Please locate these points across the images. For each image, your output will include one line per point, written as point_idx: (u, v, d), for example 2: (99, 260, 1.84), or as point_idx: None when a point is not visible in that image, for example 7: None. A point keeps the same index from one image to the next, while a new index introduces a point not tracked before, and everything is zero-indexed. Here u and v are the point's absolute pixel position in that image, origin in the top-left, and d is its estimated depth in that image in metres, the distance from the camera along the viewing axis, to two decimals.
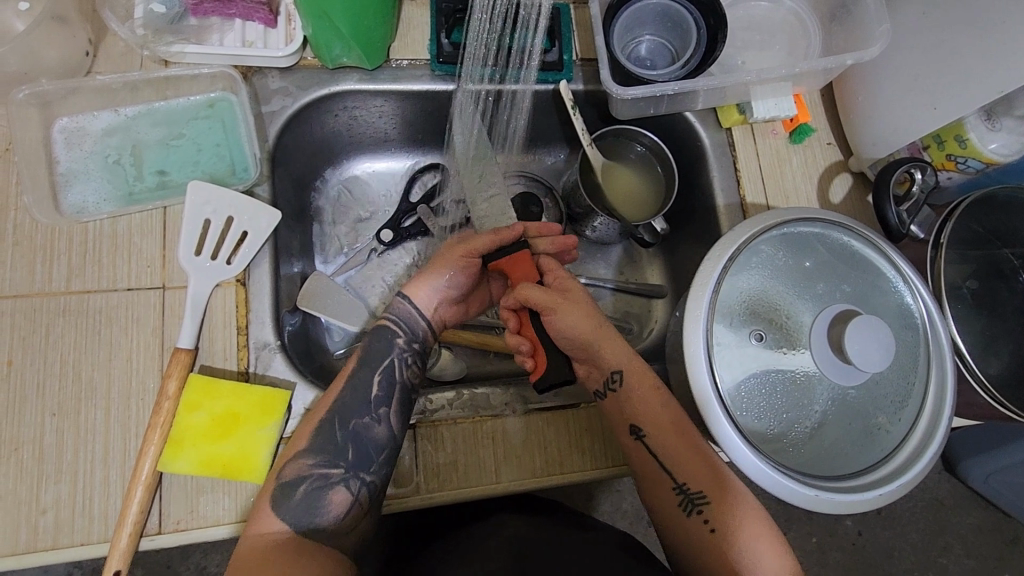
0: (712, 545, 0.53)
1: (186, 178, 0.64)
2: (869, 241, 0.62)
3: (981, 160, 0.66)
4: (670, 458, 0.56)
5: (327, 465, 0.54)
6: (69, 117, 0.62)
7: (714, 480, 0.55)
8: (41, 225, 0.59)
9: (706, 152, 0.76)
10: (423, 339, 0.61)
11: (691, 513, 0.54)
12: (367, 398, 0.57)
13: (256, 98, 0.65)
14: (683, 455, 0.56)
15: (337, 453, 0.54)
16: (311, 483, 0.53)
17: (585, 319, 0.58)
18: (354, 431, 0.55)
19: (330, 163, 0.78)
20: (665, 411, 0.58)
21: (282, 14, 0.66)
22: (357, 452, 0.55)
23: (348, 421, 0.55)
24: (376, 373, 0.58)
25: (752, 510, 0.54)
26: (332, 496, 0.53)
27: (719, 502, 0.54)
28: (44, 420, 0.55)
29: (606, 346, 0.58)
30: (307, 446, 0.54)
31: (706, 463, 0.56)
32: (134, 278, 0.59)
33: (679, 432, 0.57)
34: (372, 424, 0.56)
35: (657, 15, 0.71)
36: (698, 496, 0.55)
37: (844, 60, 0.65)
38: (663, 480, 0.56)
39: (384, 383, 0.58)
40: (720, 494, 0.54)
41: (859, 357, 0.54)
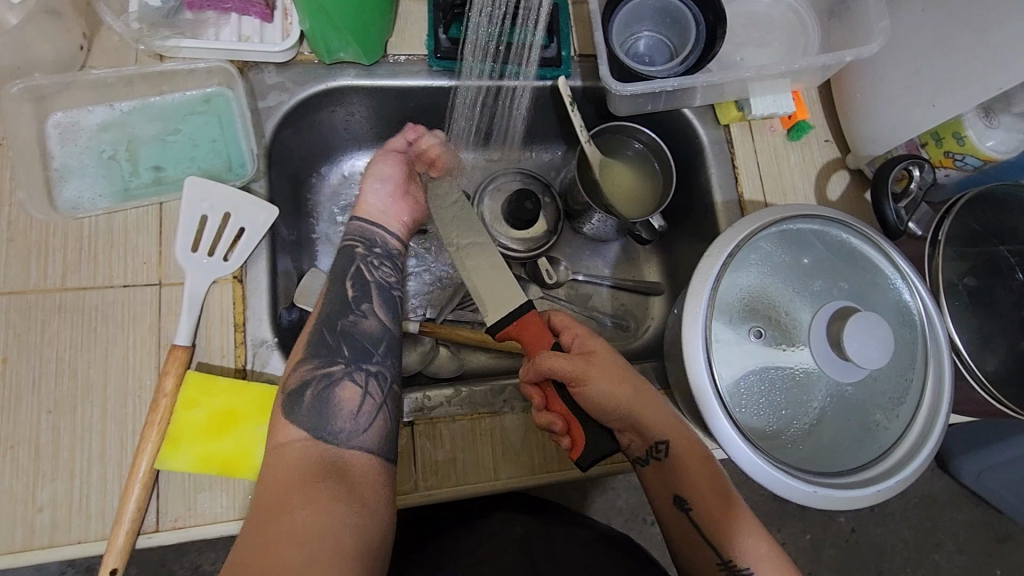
0: None
1: (182, 174, 0.63)
2: (867, 238, 0.62)
3: (979, 157, 0.66)
4: (712, 529, 0.55)
5: (327, 365, 0.57)
6: (63, 112, 0.62)
7: (758, 552, 0.54)
8: (36, 221, 0.58)
9: (704, 149, 0.76)
10: (382, 243, 0.65)
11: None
12: (347, 300, 0.60)
13: (253, 93, 0.65)
14: (723, 523, 0.55)
15: (333, 353, 0.57)
16: (316, 385, 0.55)
17: (618, 384, 0.57)
18: (343, 330, 0.59)
19: (326, 159, 0.77)
20: (712, 481, 0.57)
21: (279, 8, 0.66)
22: (353, 347, 0.58)
23: (335, 323, 0.59)
24: (348, 280, 0.61)
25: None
26: (341, 391, 0.56)
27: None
28: (41, 418, 0.55)
29: (645, 412, 0.57)
30: (305, 354, 0.57)
31: (750, 536, 0.55)
32: (130, 274, 0.59)
33: (725, 503, 0.56)
34: (360, 320, 0.60)
35: (656, 11, 0.70)
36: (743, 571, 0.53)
37: (842, 57, 0.64)
38: (707, 554, 0.55)
39: (359, 285, 0.61)
40: (762, 563, 0.53)
41: (856, 352, 0.54)
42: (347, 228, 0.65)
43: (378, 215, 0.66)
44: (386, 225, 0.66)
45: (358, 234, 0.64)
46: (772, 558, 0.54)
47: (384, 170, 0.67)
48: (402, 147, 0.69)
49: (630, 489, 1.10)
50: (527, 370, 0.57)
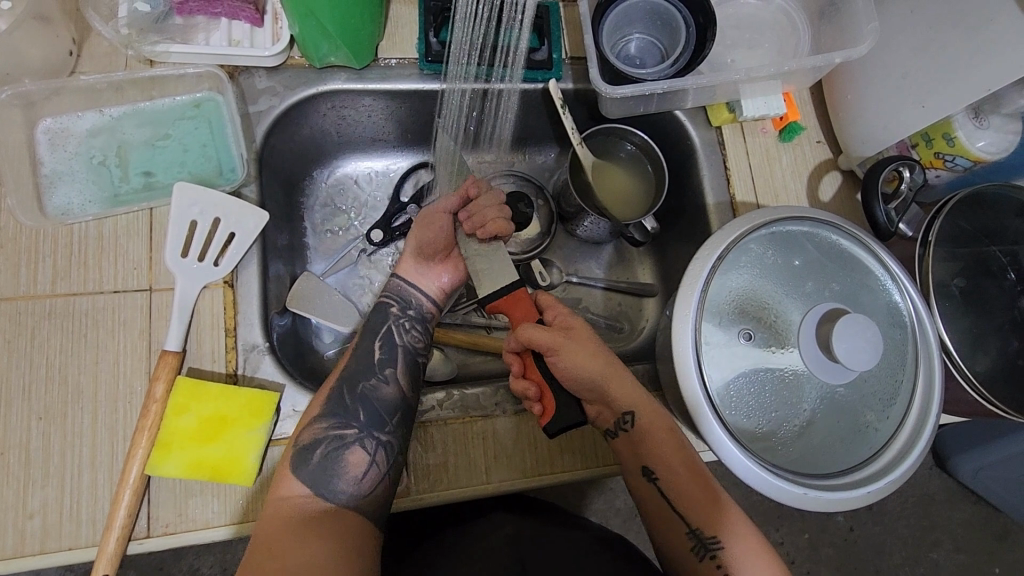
0: None
1: (172, 179, 0.63)
2: (856, 239, 0.62)
3: (969, 158, 0.66)
4: (684, 502, 0.56)
5: (341, 427, 0.57)
6: (53, 118, 0.62)
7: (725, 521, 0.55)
8: (25, 228, 0.58)
9: (696, 151, 0.76)
10: (416, 306, 0.64)
11: (703, 558, 0.54)
12: (373, 361, 0.61)
13: (243, 98, 0.65)
14: (690, 492, 0.56)
15: (348, 414, 0.58)
16: (327, 445, 0.56)
17: (594, 359, 0.57)
18: (363, 393, 0.59)
19: (319, 163, 0.77)
20: (681, 454, 0.58)
21: (268, 12, 0.66)
22: (369, 413, 0.58)
23: (357, 386, 0.59)
24: (377, 339, 0.62)
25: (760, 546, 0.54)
26: (349, 456, 0.56)
27: (733, 546, 0.54)
28: (31, 425, 0.55)
29: (617, 387, 0.57)
30: (321, 412, 0.57)
31: (717, 506, 0.56)
32: (120, 280, 0.59)
33: (693, 474, 0.57)
34: (381, 385, 0.59)
35: (646, 13, 0.70)
36: (710, 539, 0.54)
37: (832, 58, 0.64)
38: (676, 524, 0.56)
39: (386, 347, 0.62)
40: (730, 531, 0.55)
41: (845, 354, 0.54)
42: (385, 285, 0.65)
43: (417, 277, 0.65)
44: (423, 288, 0.65)
45: (393, 293, 0.64)
46: (737, 523, 0.55)
47: (427, 238, 0.62)
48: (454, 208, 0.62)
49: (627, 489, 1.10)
50: (510, 339, 0.58)
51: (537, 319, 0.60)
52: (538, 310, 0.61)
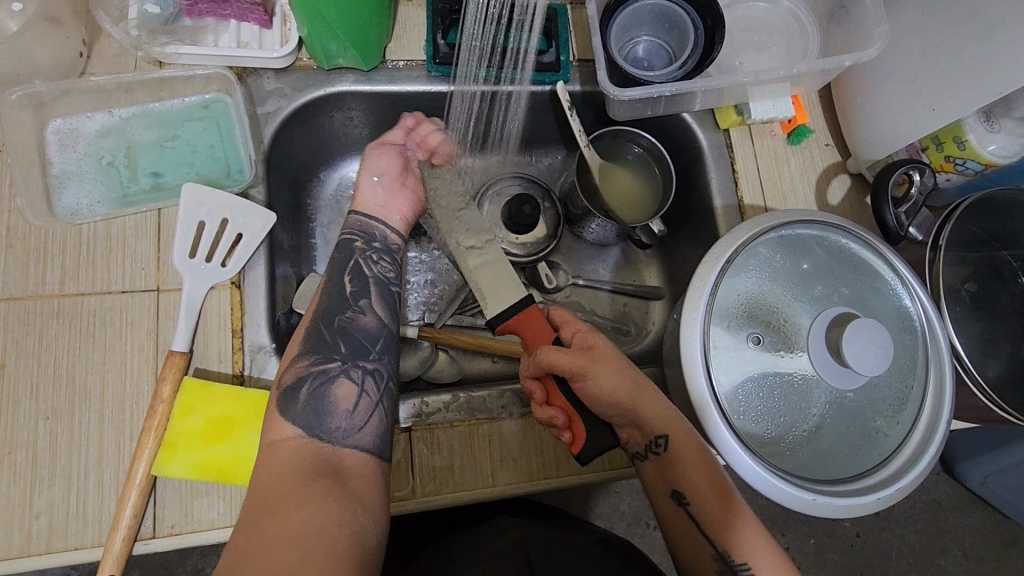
0: None
1: (180, 180, 0.63)
2: (867, 243, 0.62)
3: (980, 162, 0.65)
4: (712, 525, 0.55)
5: (324, 361, 0.55)
6: (63, 119, 0.62)
7: (757, 547, 0.53)
8: (34, 227, 0.59)
9: (704, 153, 0.76)
10: (382, 238, 0.64)
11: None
12: (344, 296, 0.59)
13: (252, 99, 0.65)
14: (722, 519, 0.55)
15: (330, 349, 0.56)
16: (312, 382, 0.54)
17: (619, 379, 0.57)
18: (340, 326, 0.58)
19: (327, 165, 0.77)
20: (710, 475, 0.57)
21: (277, 14, 0.66)
22: (349, 344, 0.57)
23: (332, 320, 0.58)
24: (346, 275, 0.61)
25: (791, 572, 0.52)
26: (337, 390, 0.54)
27: (763, 572, 0.52)
28: (38, 424, 0.55)
29: (645, 406, 0.57)
30: (301, 351, 0.56)
31: (748, 532, 0.54)
32: (128, 280, 0.59)
33: (723, 500, 0.56)
34: (358, 316, 0.59)
35: (655, 15, 0.70)
36: (741, 565, 0.52)
37: (842, 61, 0.64)
38: (705, 549, 0.54)
39: (355, 279, 0.60)
40: (761, 557, 0.53)
41: (855, 359, 0.53)
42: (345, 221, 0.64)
43: (379, 208, 0.66)
44: (387, 219, 0.65)
45: (357, 228, 0.63)
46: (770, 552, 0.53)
47: (381, 164, 0.67)
48: (400, 140, 0.68)
49: (632, 493, 1.09)
50: (530, 363, 0.59)
51: (554, 337, 0.61)
52: (555, 326, 0.61)
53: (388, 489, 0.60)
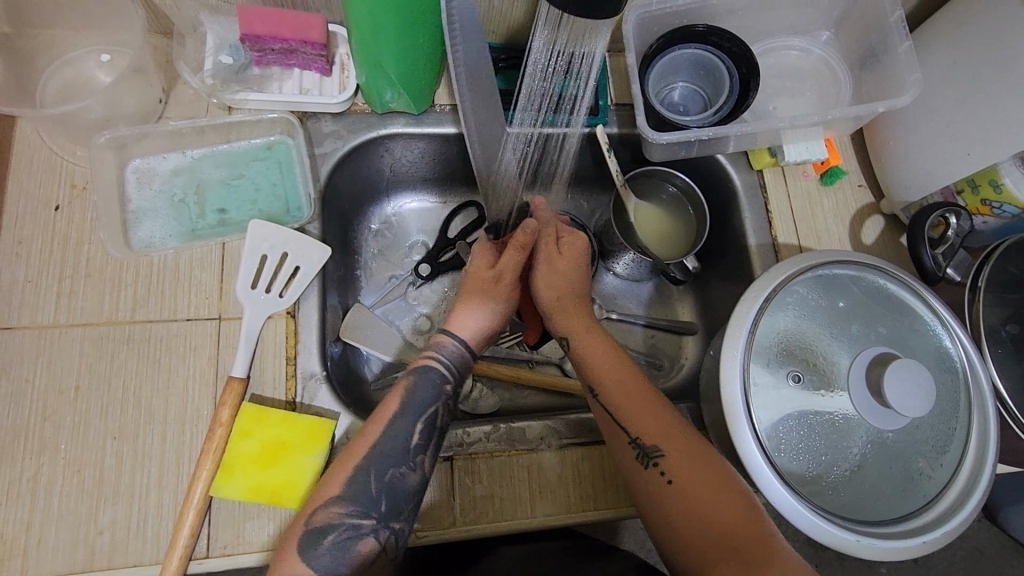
0: (669, 494, 0.54)
1: (244, 216, 0.68)
2: (904, 284, 0.63)
3: (1017, 206, 0.65)
4: (623, 413, 0.58)
5: (359, 515, 0.52)
6: (141, 159, 0.67)
7: (669, 433, 0.57)
8: (112, 258, 0.63)
9: (738, 194, 0.78)
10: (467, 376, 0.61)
11: (647, 466, 0.56)
12: (405, 447, 0.54)
13: (311, 141, 0.70)
14: (636, 409, 0.58)
15: (370, 502, 0.52)
16: (340, 533, 0.51)
17: (553, 283, 0.64)
18: (388, 482, 0.53)
19: (374, 202, 0.82)
20: (619, 368, 0.60)
21: (337, 63, 0.71)
22: (389, 501, 0.53)
23: (384, 471, 0.53)
24: (420, 421, 0.56)
25: (706, 464, 0.55)
26: (360, 547, 0.51)
27: (674, 455, 0.55)
28: (106, 443, 0.58)
29: (563, 311, 0.64)
30: (340, 494, 0.52)
31: (656, 418, 0.57)
32: (193, 308, 0.63)
33: (638, 389, 0.59)
34: (408, 473, 0.54)
35: (691, 63, 0.74)
36: (652, 449, 0.56)
37: (876, 108, 0.66)
38: (621, 437, 0.57)
39: (426, 430, 0.56)
40: (673, 441, 0.56)
41: (899, 401, 0.54)
42: (439, 348, 0.60)
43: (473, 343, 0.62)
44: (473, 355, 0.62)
45: (451, 367, 0.59)
46: (682, 440, 0.56)
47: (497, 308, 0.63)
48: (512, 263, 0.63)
49: None
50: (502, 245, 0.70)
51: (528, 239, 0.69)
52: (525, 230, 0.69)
53: (432, 517, 0.61)
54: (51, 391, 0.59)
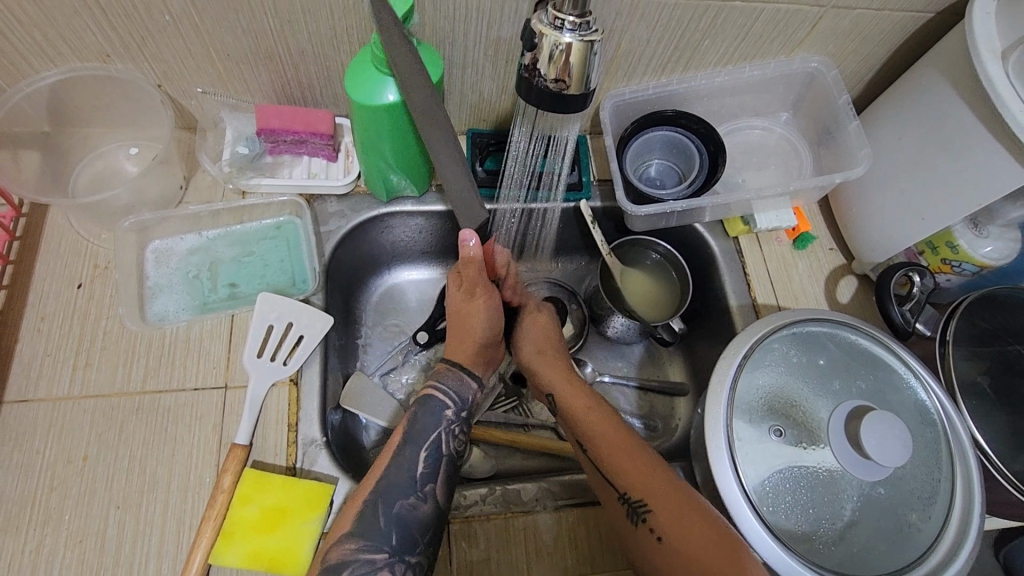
0: (663, 554, 0.56)
1: (253, 290, 0.72)
2: (876, 339, 0.67)
3: (975, 263, 0.70)
4: (607, 465, 0.62)
5: (371, 550, 0.53)
6: (160, 240, 0.73)
7: (656, 489, 0.59)
8: (128, 331, 0.67)
9: (716, 259, 0.83)
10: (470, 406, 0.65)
11: (637, 523, 0.58)
12: (412, 477, 0.57)
13: (317, 220, 0.76)
14: (619, 463, 0.62)
15: (381, 536, 0.54)
16: (356, 568, 0.52)
17: (538, 336, 0.75)
18: (397, 514, 0.55)
19: (376, 275, 0.87)
20: (600, 421, 0.65)
21: (342, 150, 0.78)
22: (401, 536, 0.54)
23: (392, 505, 0.55)
24: (424, 447, 0.59)
25: (691, 517, 0.56)
26: None
27: (663, 514, 0.57)
28: (109, 513, 0.60)
29: (543, 368, 0.72)
30: (352, 529, 0.54)
31: (636, 468, 0.61)
32: (200, 378, 0.66)
33: (616, 441, 0.63)
34: (419, 504, 0.56)
35: (664, 143, 0.81)
36: (640, 506, 0.59)
37: (833, 179, 0.73)
38: (611, 495, 0.61)
39: (431, 459, 0.59)
40: (660, 497, 0.58)
41: (878, 453, 0.56)
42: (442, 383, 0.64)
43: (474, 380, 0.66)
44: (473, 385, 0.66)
45: (453, 396, 0.64)
46: (675, 500, 0.58)
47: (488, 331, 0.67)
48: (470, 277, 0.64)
49: None
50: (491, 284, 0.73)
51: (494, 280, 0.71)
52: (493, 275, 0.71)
53: None
54: (60, 461, 0.61)
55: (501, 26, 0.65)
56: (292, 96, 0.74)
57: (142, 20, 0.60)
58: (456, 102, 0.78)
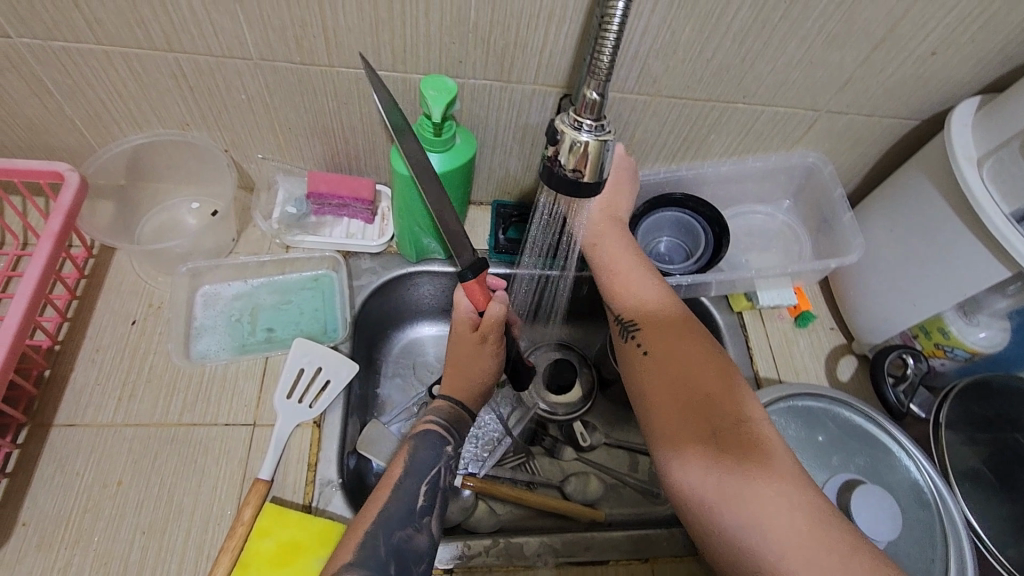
0: (640, 364, 0.62)
1: (288, 335, 0.79)
2: (870, 417, 0.69)
3: (966, 349, 0.73)
4: (620, 300, 0.68)
5: None
6: (211, 285, 0.80)
7: (653, 318, 0.64)
8: (172, 367, 0.73)
9: (721, 331, 0.87)
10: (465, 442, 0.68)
11: (628, 340, 0.65)
12: (412, 510, 0.60)
13: (351, 275, 0.82)
14: (627, 299, 0.68)
15: (380, 566, 0.55)
16: None
17: (598, 223, 0.73)
18: (396, 544, 0.57)
19: (400, 328, 0.93)
20: (629, 275, 0.69)
21: (379, 213, 0.86)
22: (400, 567, 0.56)
23: (392, 534, 0.57)
24: (424, 481, 0.62)
25: (687, 356, 0.59)
26: None
27: (651, 332, 0.63)
28: (135, 537, 0.63)
29: (601, 246, 0.72)
30: (351, 560, 0.54)
31: (645, 305, 0.66)
32: (232, 414, 0.71)
33: (642, 289, 0.68)
34: (415, 534, 0.59)
35: (673, 222, 0.87)
36: (633, 324, 0.65)
37: (828, 263, 0.79)
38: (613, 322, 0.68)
39: (429, 490, 0.62)
40: (655, 324, 0.64)
41: (868, 525, 0.58)
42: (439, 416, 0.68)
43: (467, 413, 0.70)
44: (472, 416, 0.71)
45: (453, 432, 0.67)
46: (676, 336, 0.62)
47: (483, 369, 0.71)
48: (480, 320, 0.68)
49: None
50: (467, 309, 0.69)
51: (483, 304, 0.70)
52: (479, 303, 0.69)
53: None
54: (96, 484, 0.66)
55: (529, 115, 0.74)
56: (339, 165, 0.83)
57: (222, 97, 0.70)
58: (484, 176, 0.86)
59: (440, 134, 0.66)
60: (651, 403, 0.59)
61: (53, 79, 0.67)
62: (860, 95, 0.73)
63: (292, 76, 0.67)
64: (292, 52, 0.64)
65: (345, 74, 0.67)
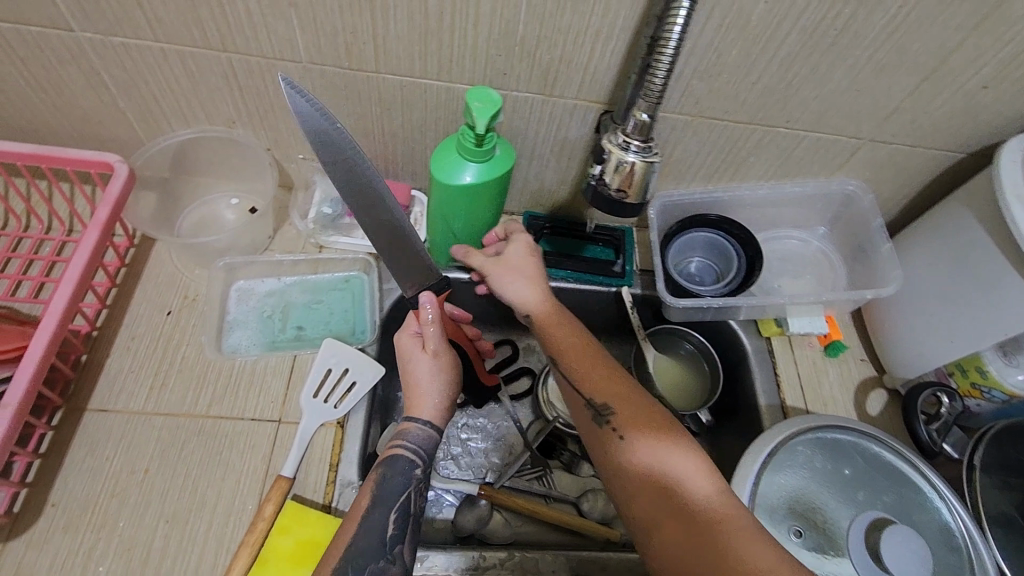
0: (620, 450, 0.58)
1: (317, 335, 0.79)
2: (900, 453, 0.68)
3: (1005, 391, 0.71)
4: (582, 378, 0.64)
5: None
6: (245, 280, 0.81)
7: (618, 393, 0.62)
8: (204, 359, 0.74)
9: (748, 356, 0.86)
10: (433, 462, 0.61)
11: (601, 425, 0.60)
12: (383, 542, 0.56)
13: (381, 278, 0.83)
14: (585, 372, 0.64)
15: None
16: None
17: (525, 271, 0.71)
18: None
19: None
20: (575, 339, 0.66)
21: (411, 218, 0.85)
22: None
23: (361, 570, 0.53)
24: (393, 510, 0.57)
25: (664, 443, 0.56)
26: None
27: (624, 414, 0.60)
28: (158, 525, 0.64)
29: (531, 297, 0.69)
30: None
31: (601, 381, 0.63)
32: (258, 410, 0.72)
33: (584, 351, 0.65)
34: (389, 567, 0.55)
35: (705, 242, 0.87)
36: (606, 409, 0.61)
37: (864, 294, 0.78)
38: (577, 401, 0.63)
39: (399, 519, 0.57)
40: (629, 408, 0.60)
41: (897, 567, 0.56)
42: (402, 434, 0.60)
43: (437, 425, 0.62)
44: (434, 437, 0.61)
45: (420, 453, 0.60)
46: (647, 414, 0.59)
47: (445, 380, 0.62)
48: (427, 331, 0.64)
49: None
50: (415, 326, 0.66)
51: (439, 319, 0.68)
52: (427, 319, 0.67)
53: None
54: (124, 470, 0.67)
55: (568, 129, 0.75)
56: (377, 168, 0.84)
57: (269, 97, 0.72)
58: (519, 187, 0.86)
59: (481, 145, 0.66)
60: (642, 504, 0.55)
61: (109, 72, 0.69)
62: (905, 125, 0.72)
63: (340, 80, 0.69)
64: (341, 57, 0.65)
65: (392, 80, 0.68)
